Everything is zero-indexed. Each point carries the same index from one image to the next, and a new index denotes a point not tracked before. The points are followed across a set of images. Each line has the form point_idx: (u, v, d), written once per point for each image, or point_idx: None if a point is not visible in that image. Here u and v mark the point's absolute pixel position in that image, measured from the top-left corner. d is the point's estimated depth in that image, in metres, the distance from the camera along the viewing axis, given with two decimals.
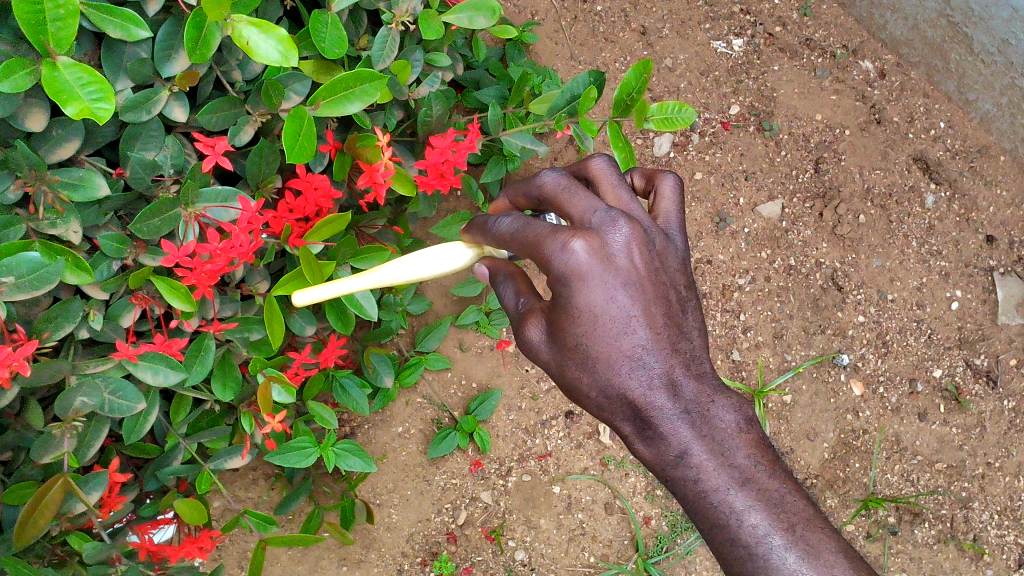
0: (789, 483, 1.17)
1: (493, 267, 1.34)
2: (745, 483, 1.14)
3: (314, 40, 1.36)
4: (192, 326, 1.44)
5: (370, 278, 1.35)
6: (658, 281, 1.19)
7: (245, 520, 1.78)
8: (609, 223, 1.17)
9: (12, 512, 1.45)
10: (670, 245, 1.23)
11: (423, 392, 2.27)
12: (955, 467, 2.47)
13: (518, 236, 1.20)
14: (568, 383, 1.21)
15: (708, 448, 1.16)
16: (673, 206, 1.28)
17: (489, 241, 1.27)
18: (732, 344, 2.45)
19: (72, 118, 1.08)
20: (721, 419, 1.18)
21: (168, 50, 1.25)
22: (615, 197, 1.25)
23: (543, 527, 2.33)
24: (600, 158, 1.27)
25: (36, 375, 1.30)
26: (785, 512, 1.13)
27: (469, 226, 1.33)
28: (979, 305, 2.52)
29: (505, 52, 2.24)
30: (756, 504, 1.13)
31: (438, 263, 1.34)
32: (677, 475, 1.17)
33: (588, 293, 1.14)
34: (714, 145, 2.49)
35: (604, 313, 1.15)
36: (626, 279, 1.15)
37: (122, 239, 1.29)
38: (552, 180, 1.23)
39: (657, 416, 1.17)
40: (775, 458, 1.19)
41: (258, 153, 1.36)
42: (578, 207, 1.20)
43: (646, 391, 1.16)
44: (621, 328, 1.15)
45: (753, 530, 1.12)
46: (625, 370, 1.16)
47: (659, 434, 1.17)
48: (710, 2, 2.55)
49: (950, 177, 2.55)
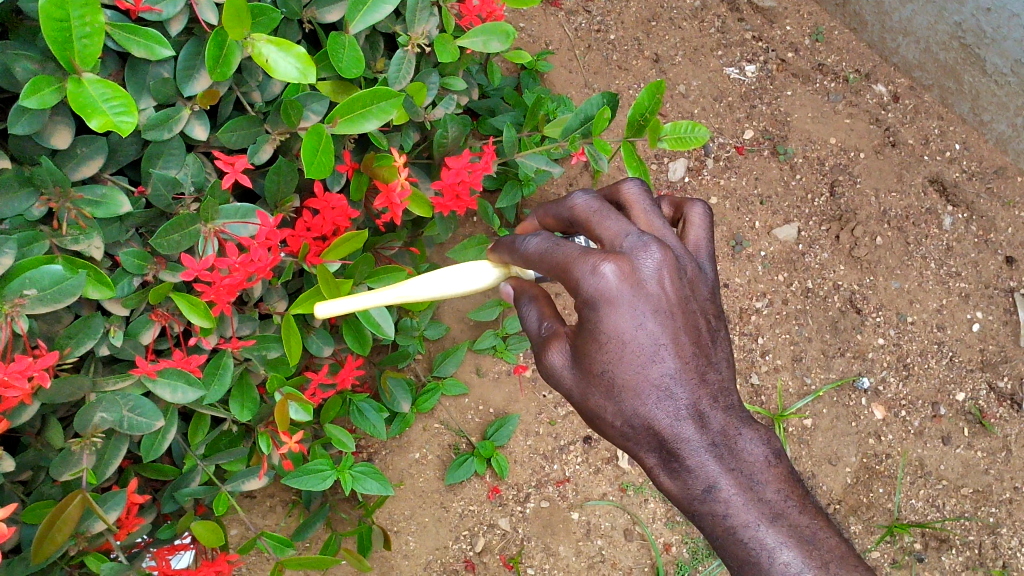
0: (820, 518, 1.17)
1: (517, 287, 1.32)
2: (775, 520, 1.14)
3: (331, 61, 1.39)
4: (210, 344, 1.47)
5: (393, 292, 1.34)
6: (687, 309, 1.18)
7: (262, 542, 1.75)
8: (641, 247, 1.16)
9: (31, 530, 1.45)
10: (701, 275, 1.23)
11: (440, 418, 2.27)
12: (980, 491, 2.42)
13: (546, 257, 1.18)
14: (591, 411, 1.20)
15: (736, 482, 1.15)
16: (703, 234, 1.28)
17: (518, 262, 1.25)
18: (750, 368, 2.42)
19: (95, 131, 1.11)
20: (750, 452, 1.18)
21: (190, 70, 1.28)
22: (646, 222, 1.24)
23: (561, 554, 2.29)
24: (632, 183, 1.27)
25: (57, 391, 1.31)
26: (819, 549, 1.13)
27: (496, 246, 1.33)
28: (1001, 327, 2.50)
29: (520, 81, 2.27)
30: (787, 541, 1.13)
31: (462, 282, 1.35)
32: (705, 510, 1.16)
33: (616, 318, 1.13)
34: (729, 169, 2.49)
35: (632, 340, 1.14)
36: (656, 306, 1.14)
37: (143, 255, 1.32)
38: (584, 202, 1.23)
39: (684, 448, 1.16)
40: (804, 492, 1.19)
41: (277, 173, 1.38)
42: (609, 231, 1.20)
43: (672, 421, 1.15)
44: (649, 357, 1.14)
45: (785, 568, 1.12)
46: (652, 400, 1.15)
47: (685, 467, 1.16)
48: (721, 30, 2.59)
49: (967, 199, 2.55)
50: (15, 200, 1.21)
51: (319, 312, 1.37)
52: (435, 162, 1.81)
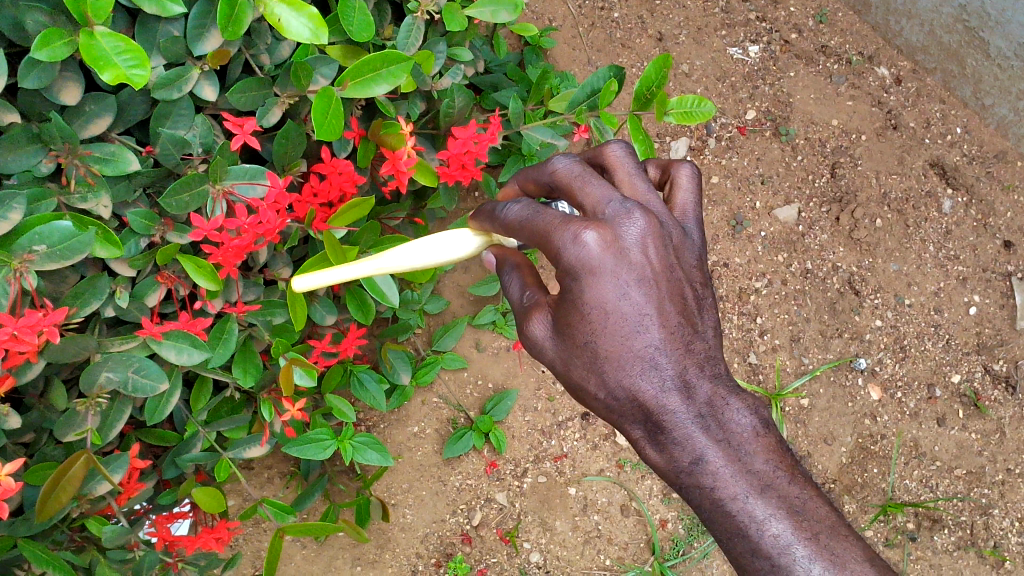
0: (810, 489, 1.15)
1: (500, 256, 1.33)
2: (765, 490, 1.13)
3: (341, 24, 1.37)
4: (216, 307, 1.47)
5: (372, 264, 1.36)
6: (672, 277, 1.18)
7: (263, 508, 1.73)
8: (624, 214, 1.16)
9: (33, 491, 1.46)
10: (687, 240, 1.22)
11: (439, 392, 2.27)
12: (974, 473, 2.45)
13: (527, 225, 1.18)
14: (575, 382, 1.20)
15: (724, 453, 1.15)
16: (690, 197, 1.28)
17: (497, 229, 1.25)
18: (749, 347, 2.44)
19: (108, 84, 1.12)
20: (737, 423, 1.17)
21: (201, 28, 1.27)
22: (631, 187, 1.24)
23: (558, 529, 2.31)
24: (616, 145, 1.26)
25: (63, 350, 1.31)
26: (808, 520, 1.12)
27: (477, 213, 1.32)
28: (997, 310, 2.51)
29: (523, 56, 2.25)
30: (777, 513, 1.12)
31: (443, 251, 1.35)
32: (692, 482, 1.16)
33: (599, 288, 1.13)
34: (731, 149, 2.50)
35: (616, 311, 1.13)
36: (640, 275, 1.14)
37: (150, 217, 1.32)
38: (564, 166, 1.22)
39: (669, 420, 1.15)
40: (794, 463, 1.18)
41: (286, 136, 1.38)
42: (591, 197, 1.18)
43: (658, 392, 1.15)
44: (633, 327, 1.14)
45: (774, 540, 1.10)
46: (636, 371, 1.15)
47: (672, 439, 1.16)
48: (725, 9, 2.58)
49: (967, 182, 2.56)
50: (22, 155, 1.21)
51: (297, 285, 1.41)
52: (439, 132, 1.81)
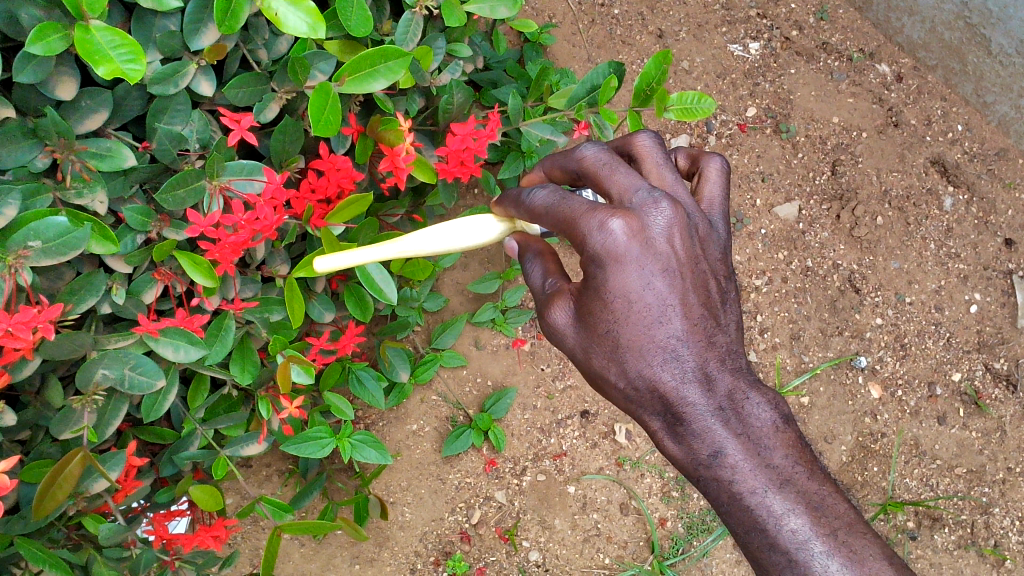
0: (829, 485, 1.15)
1: (523, 243, 1.33)
2: (784, 486, 1.13)
3: (340, 20, 1.36)
4: (212, 304, 1.47)
5: (394, 247, 1.32)
6: (697, 268, 1.16)
7: (262, 507, 1.69)
8: (651, 203, 1.14)
9: (29, 489, 1.45)
10: (713, 233, 1.21)
11: (438, 390, 2.26)
12: (974, 472, 2.44)
13: (552, 210, 1.17)
14: (595, 371, 1.19)
15: (743, 447, 1.14)
16: (718, 190, 1.26)
17: (522, 214, 1.24)
18: (749, 346, 2.43)
19: (103, 79, 1.11)
20: (757, 417, 1.16)
21: (196, 24, 1.27)
22: (658, 177, 1.23)
23: (557, 527, 2.30)
24: (645, 135, 1.25)
25: (57, 347, 1.30)
26: (827, 516, 1.11)
27: (501, 199, 1.33)
28: (999, 309, 2.50)
29: (523, 53, 2.24)
30: (796, 507, 1.12)
31: (467, 236, 1.35)
32: (711, 475, 1.15)
33: (624, 276, 1.12)
34: (731, 147, 2.48)
35: (639, 300, 1.12)
36: (665, 265, 1.13)
37: (147, 213, 1.31)
38: (592, 154, 1.21)
39: (690, 412, 1.14)
40: (812, 459, 1.18)
41: (283, 133, 1.38)
42: (618, 185, 1.17)
43: (678, 384, 1.14)
44: (656, 317, 1.13)
45: (793, 535, 1.10)
46: (657, 361, 1.13)
47: (691, 431, 1.15)
48: (726, 6, 2.57)
49: (969, 180, 2.55)
50: (17, 150, 1.21)
51: (319, 265, 1.36)
52: (438, 128, 1.80)
